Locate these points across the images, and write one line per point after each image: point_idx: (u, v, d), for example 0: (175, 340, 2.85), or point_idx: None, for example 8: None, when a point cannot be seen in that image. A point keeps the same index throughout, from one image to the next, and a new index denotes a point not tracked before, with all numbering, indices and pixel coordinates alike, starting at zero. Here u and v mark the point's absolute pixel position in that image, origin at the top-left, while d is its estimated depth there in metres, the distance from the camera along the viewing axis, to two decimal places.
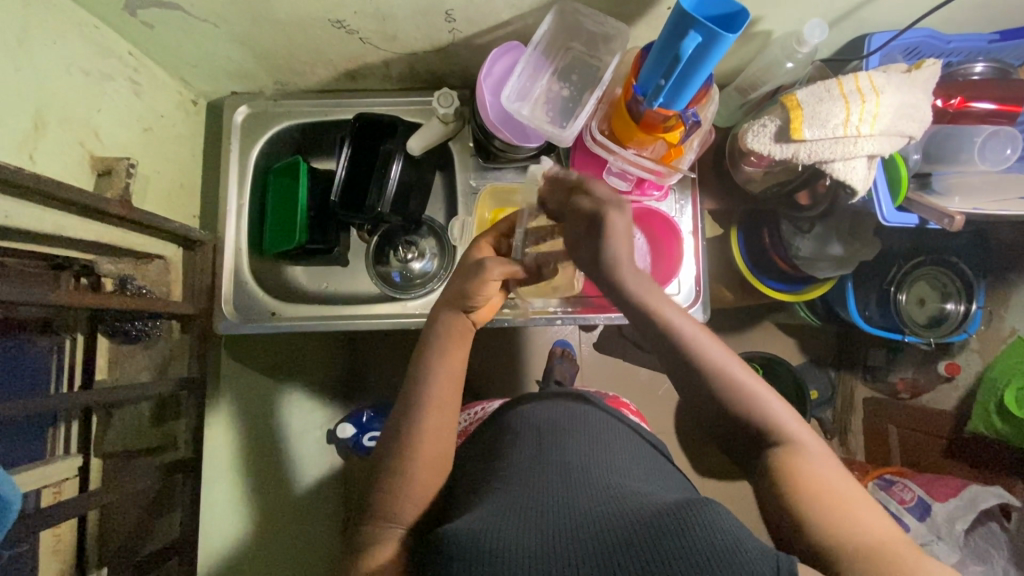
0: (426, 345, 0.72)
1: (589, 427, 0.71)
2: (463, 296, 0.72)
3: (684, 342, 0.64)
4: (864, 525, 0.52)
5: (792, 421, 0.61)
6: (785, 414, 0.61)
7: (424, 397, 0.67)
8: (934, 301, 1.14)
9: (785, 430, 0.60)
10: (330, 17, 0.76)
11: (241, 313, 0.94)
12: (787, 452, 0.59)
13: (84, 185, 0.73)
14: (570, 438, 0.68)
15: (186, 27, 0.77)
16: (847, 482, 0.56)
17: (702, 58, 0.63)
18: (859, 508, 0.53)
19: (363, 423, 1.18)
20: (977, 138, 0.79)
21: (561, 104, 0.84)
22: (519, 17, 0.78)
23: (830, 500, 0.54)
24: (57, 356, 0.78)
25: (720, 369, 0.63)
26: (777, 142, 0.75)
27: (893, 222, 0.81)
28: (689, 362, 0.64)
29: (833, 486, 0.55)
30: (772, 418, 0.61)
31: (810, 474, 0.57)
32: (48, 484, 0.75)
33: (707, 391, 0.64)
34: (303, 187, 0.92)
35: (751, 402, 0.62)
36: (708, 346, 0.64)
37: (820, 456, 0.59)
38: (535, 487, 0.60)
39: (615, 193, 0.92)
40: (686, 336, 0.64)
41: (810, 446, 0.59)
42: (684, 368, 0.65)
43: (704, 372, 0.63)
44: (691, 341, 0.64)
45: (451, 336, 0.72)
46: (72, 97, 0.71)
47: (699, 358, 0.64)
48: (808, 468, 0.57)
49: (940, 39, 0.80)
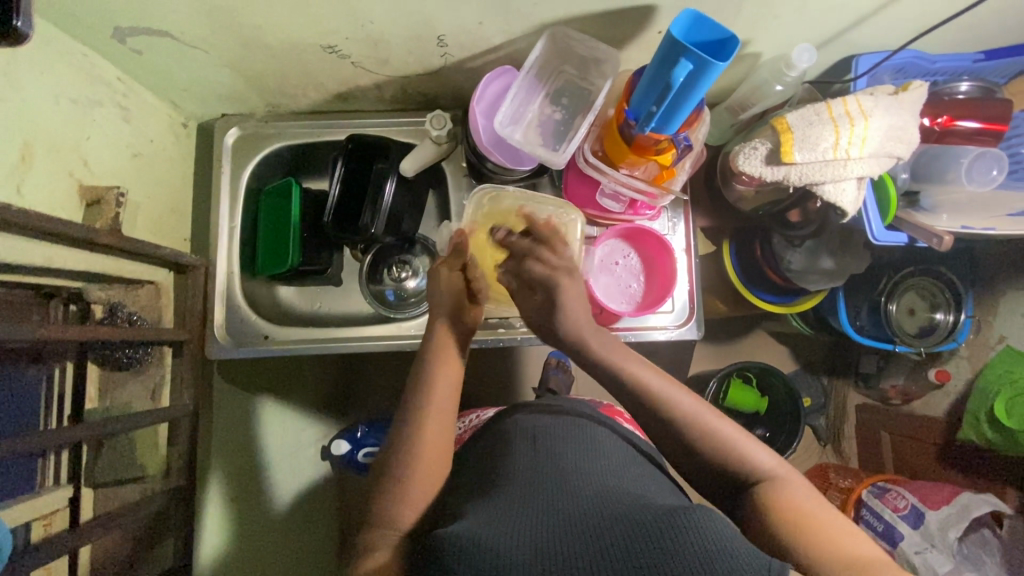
0: (424, 357, 0.75)
1: (580, 433, 0.70)
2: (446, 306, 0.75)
3: (658, 395, 0.67)
4: (837, 549, 0.55)
5: (768, 458, 0.63)
6: (759, 452, 0.63)
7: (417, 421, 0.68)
8: (923, 311, 1.15)
9: (762, 468, 0.63)
10: (321, 42, 0.76)
11: (235, 337, 0.94)
12: (766, 489, 0.61)
13: (72, 216, 0.72)
14: (562, 445, 0.67)
15: (175, 53, 0.77)
16: (830, 510, 0.59)
17: (693, 85, 0.63)
18: (837, 534, 0.56)
19: (358, 439, 1.14)
20: (963, 159, 0.81)
21: (554, 127, 0.84)
22: (511, 41, 0.78)
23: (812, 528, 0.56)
24: (46, 385, 0.77)
25: (690, 419, 0.65)
26: (767, 165, 0.76)
27: (883, 240, 0.82)
28: (660, 413, 0.66)
29: (809, 511, 0.58)
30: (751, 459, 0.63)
31: (789, 504, 0.59)
32: (40, 516, 0.73)
33: (682, 438, 0.65)
34: (296, 209, 0.91)
35: (723, 442, 0.64)
36: (677, 396, 0.67)
37: (797, 486, 0.61)
38: (529, 490, 0.60)
39: (608, 214, 0.93)
40: (651, 384, 0.67)
41: (788, 480, 0.61)
42: (660, 421, 0.66)
43: (676, 418, 0.66)
44: (661, 394, 0.67)
45: (444, 349, 0.75)
46: (60, 125, 0.70)
47: (670, 404, 0.66)
48: (788, 500, 0.59)
49: (927, 60, 0.81)
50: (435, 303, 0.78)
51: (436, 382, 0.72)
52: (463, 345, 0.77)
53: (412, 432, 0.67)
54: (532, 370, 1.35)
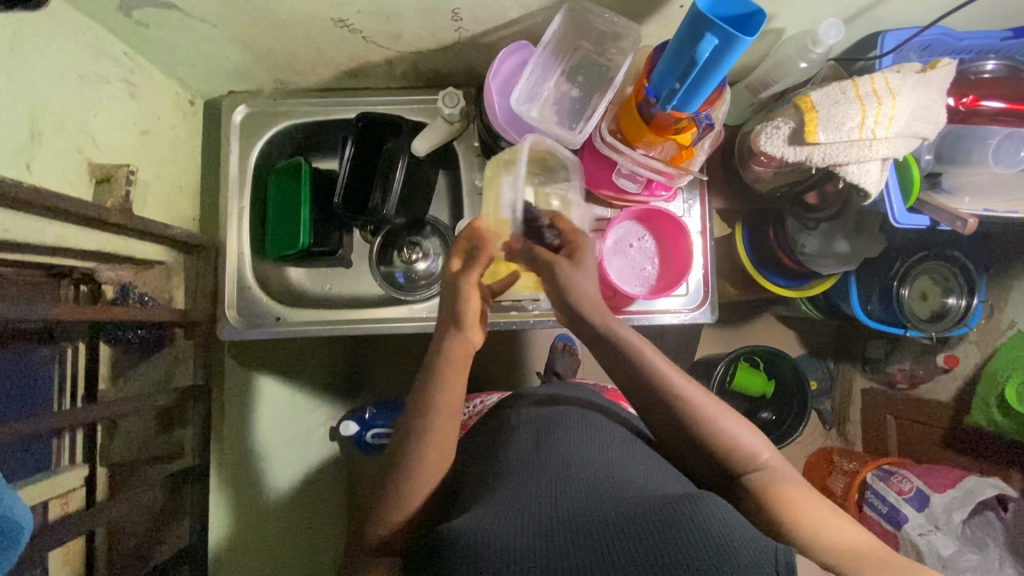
0: (436, 355, 0.72)
1: (580, 421, 0.70)
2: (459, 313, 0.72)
3: (672, 386, 0.67)
4: (830, 535, 0.60)
5: (764, 448, 0.65)
6: (753, 439, 0.66)
7: (436, 417, 0.68)
8: (936, 296, 1.14)
9: (757, 456, 0.65)
10: (333, 16, 0.74)
11: (245, 319, 0.93)
12: (759, 480, 0.64)
13: (82, 193, 0.71)
14: (561, 433, 0.66)
15: (183, 27, 0.75)
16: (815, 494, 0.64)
17: (719, 61, 0.61)
18: (836, 522, 0.61)
19: (366, 420, 1.17)
20: (991, 140, 0.79)
21: (569, 105, 0.83)
22: (528, 15, 0.76)
23: (810, 520, 0.61)
24: (59, 366, 0.76)
25: (700, 414, 0.66)
26: (790, 145, 0.74)
27: (904, 223, 0.81)
28: (670, 401, 0.67)
29: (800, 501, 0.63)
30: (749, 447, 0.65)
31: (782, 496, 0.63)
32: (55, 495, 0.74)
33: (685, 429, 0.66)
34: (306, 186, 0.90)
35: (722, 438, 0.65)
36: (691, 391, 0.67)
37: (786, 476, 0.65)
38: (527, 480, 0.59)
39: (624, 195, 0.90)
40: (664, 372, 0.68)
41: (776, 468, 0.65)
42: (672, 417, 0.67)
43: (686, 409, 0.66)
44: (669, 381, 0.67)
45: (453, 358, 0.71)
46: (66, 99, 0.68)
47: (683, 397, 0.67)
48: (780, 491, 0.64)
49: (954, 36, 0.79)
50: (449, 314, 0.73)
51: (445, 386, 0.70)
52: (468, 365, 0.73)
53: (428, 423, 0.68)
54: (539, 353, 1.35)
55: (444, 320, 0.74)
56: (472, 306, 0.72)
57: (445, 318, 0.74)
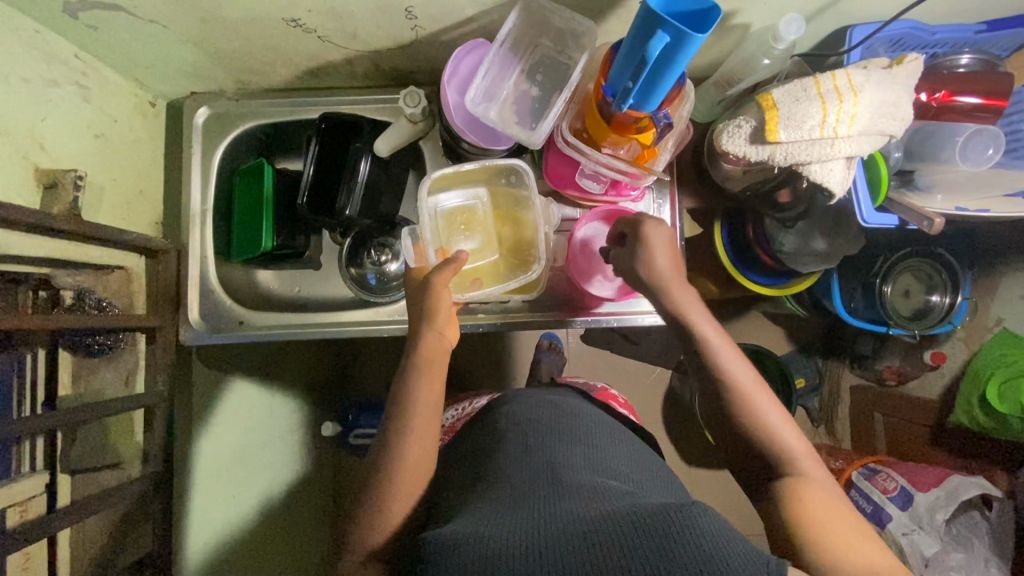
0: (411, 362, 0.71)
1: (578, 428, 0.69)
2: (429, 308, 0.73)
3: (717, 362, 0.68)
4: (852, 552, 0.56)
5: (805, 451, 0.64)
6: (791, 436, 0.65)
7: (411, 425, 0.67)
8: (919, 293, 1.12)
9: (793, 455, 0.64)
10: (284, 16, 0.72)
11: (208, 323, 0.93)
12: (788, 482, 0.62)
13: (27, 199, 0.69)
14: (557, 442, 0.65)
15: (132, 29, 0.73)
16: (843, 505, 0.61)
17: (671, 60, 0.59)
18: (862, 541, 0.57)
19: (350, 421, 1.22)
20: (959, 138, 0.77)
21: (529, 104, 0.81)
22: (483, 12, 0.74)
23: (837, 536, 0.57)
24: (17, 375, 0.73)
25: (741, 395, 0.67)
26: (752, 144, 0.73)
27: (872, 222, 0.79)
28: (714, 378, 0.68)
29: (826, 510, 0.59)
30: (786, 445, 0.65)
31: (805, 497, 0.61)
32: (13, 504, 0.72)
33: (727, 414, 0.68)
34: (268, 187, 0.89)
35: (760, 425, 0.66)
36: (738, 370, 0.68)
37: (816, 476, 0.63)
38: (518, 489, 0.58)
39: (589, 194, 0.89)
40: (709, 341, 0.69)
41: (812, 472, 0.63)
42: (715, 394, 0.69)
43: (728, 387, 0.68)
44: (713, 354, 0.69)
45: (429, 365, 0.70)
46: (11, 103, 0.67)
47: (728, 376, 0.68)
48: (806, 493, 0.61)
49: (926, 30, 0.77)
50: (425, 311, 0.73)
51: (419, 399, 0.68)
52: (446, 362, 0.73)
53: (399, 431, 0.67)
54: (522, 353, 1.34)
55: (418, 320, 0.74)
56: (444, 306, 0.73)
57: (418, 317, 0.74)
